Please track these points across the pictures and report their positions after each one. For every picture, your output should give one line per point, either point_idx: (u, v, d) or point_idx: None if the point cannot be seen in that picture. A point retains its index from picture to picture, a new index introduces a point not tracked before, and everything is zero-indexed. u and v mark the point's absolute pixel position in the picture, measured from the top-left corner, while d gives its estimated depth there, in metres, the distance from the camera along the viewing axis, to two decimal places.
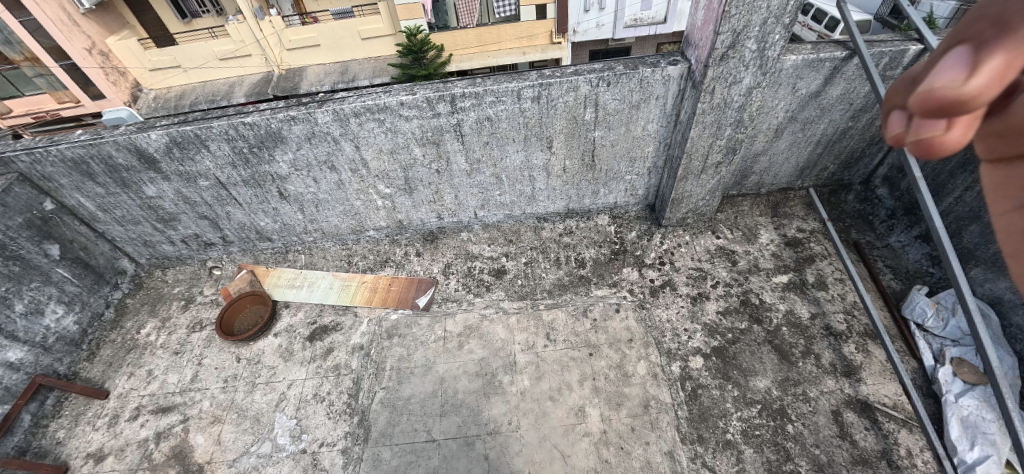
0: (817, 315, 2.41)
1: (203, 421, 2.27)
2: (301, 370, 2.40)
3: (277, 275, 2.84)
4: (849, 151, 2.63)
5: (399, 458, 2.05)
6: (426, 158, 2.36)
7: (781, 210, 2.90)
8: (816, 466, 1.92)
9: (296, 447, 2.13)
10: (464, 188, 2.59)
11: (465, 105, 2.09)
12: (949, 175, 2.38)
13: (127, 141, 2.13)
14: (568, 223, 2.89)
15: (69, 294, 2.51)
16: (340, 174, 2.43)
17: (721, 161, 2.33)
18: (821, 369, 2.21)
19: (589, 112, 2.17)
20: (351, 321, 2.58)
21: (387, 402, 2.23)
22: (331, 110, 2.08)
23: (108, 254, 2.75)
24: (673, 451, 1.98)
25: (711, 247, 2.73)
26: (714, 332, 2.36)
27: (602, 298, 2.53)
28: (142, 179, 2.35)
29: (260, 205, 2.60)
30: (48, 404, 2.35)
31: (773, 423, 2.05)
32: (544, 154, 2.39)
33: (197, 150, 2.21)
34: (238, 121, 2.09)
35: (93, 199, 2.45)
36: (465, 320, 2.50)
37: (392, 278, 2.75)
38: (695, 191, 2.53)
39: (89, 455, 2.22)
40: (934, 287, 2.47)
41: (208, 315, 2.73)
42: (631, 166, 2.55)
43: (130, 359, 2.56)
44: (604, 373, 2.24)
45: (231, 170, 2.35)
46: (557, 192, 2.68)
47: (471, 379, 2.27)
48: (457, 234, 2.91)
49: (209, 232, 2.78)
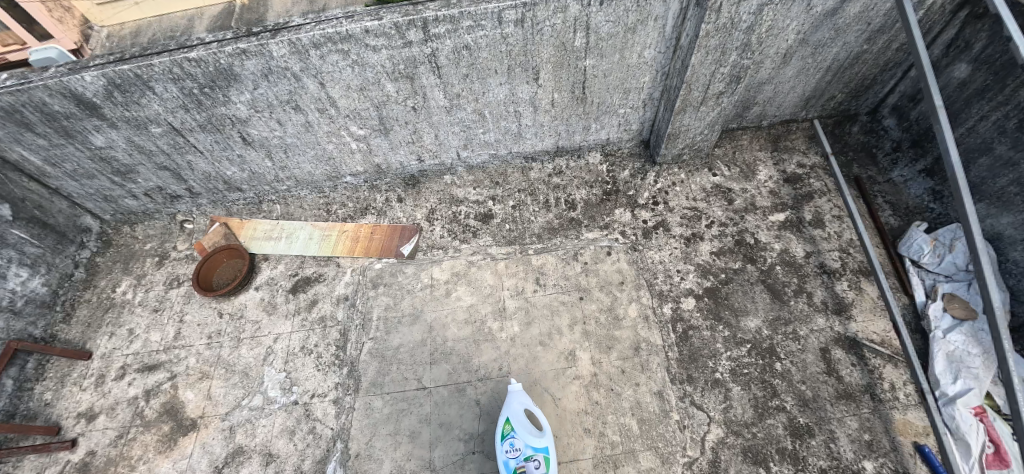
0: (812, 253, 2.35)
1: (191, 377, 2.25)
2: (286, 324, 2.34)
3: (252, 227, 2.70)
4: (859, 78, 2.42)
5: (392, 406, 2.06)
6: (401, 94, 2.13)
7: (782, 144, 2.74)
8: (801, 401, 1.98)
9: (287, 399, 2.13)
10: (445, 127, 2.38)
11: (439, 31, 1.83)
12: (964, 103, 2.22)
13: (59, 85, 1.87)
14: (557, 163, 2.72)
15: (31, 256, 2.34)
16: (307, 115, 2.20)
17: (724, 91, 2.14)
18: (813, 307, 2.20)
19: (580, 37, 1.92)
20: (334, 271, 2.49)
21: (375, 353, 2.20)
22: (285, 40, 1.80)
23: (68, 211, 2.56)
24: (662, 391, 2.02)
25: (707, 185, 2.60)
26: (707, 273, 2.31)
27: (594, 241, 2.44)
28: (86, 128, 2.11)
29: (223, 152, 2.39)
30: (30, 368, 2.29)
31: (761, 362, 2.07)
32: (530, 87, 2.17)
33: (141, 92, 1.96)
34: (181, 57, 1.82)
35: (37, 153, 2.21)
36: (452, 267, 2.42)
37: (374, 226, 2.62)
38: (694, 124, 2.35)
39: (80, 415, 2.20)
40: (933, 223, 2.39)
41: (184, 271, 2.62)
42: (625, 99, 2.34)
43: (110, 318, 2.48)
44: (595, 316, 2.22)
45: (184, 114, 2.11)
46: (546, 128, 2.48)
47: (461, 327, 2.24)
48: (441, 177, 2.74)
49: (173, 183, 2.58)
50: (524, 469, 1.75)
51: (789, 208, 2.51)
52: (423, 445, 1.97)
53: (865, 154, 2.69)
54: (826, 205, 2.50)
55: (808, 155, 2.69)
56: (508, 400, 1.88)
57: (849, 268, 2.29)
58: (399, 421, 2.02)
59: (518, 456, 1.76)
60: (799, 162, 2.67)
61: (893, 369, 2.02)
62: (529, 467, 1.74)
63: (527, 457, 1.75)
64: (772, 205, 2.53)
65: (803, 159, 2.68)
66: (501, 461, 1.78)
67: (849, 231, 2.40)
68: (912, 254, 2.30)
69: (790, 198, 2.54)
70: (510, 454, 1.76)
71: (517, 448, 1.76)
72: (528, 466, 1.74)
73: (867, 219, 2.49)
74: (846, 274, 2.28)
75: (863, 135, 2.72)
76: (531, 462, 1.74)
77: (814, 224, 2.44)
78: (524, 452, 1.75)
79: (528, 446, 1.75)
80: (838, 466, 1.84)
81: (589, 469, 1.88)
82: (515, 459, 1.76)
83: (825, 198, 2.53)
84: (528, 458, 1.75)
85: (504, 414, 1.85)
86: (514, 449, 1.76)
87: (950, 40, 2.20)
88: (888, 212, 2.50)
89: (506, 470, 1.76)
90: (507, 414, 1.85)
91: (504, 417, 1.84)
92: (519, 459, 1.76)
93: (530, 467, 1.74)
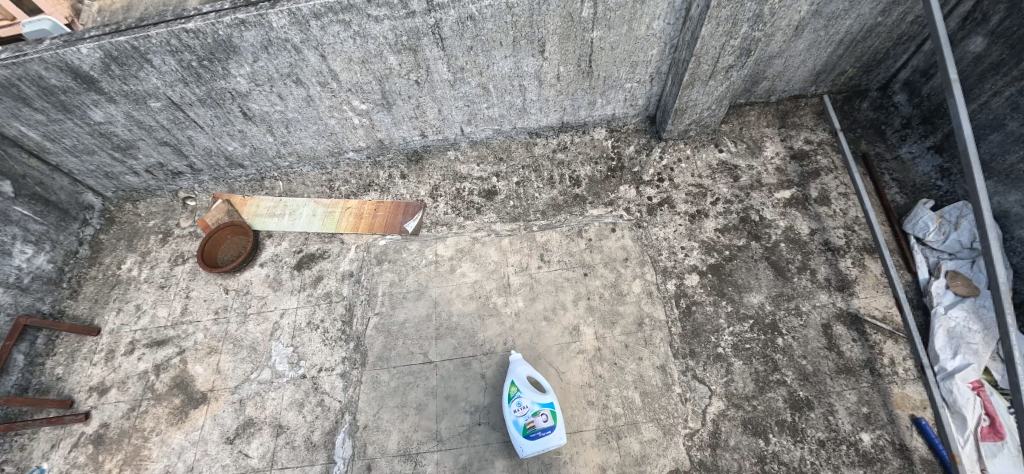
0: (817, 231, 2.34)
1: (200, 352, 2.28)
2: (292, 300, 2.36)
3: (255, 204, 2.69)
4: (872, 52, 2.36)
5: (398, 379, 2.10)
6: (403, 67, 2.09)
7: (790, 120, 2.69)
8: (802, 375, 2.00)
9: (295, 373, 2.16)
10: (449, 102, 2.35)
11: (443, 1, 1.76)
12: (978, 78, 2.17)
13: (54, 57, 1.83)
14: (562, 139, 2.69)
15: (35, 233, 2.34)
16: (308, 89, 2.16)
17: (733, 65, 2.10)
18: (816, 284, 2.21)
19: (588, 7, 1.86)
20: (339, 248, 2.49)
21: (382, 328, 2.23)
22: (285, 10, 1.74)
23: (69, 188, 2.55)
24: (665, 365, 2.05)
25: (713, 161, 2.58)
26: (711, 250, 2.31)
27: (598, 218, 2.44)
28: (84, 102, 2.08)
29: (223, 127, 2.36)
30: (40, 344, 2.31)
31: (763, 337, 2.09)
32: (536, 60, 2.12)
33: (139, 65, 1.92)
34: (178, 28, 1.77)
35: (35, 128, 2.18)
36: (457, 244, 2.42)
37: (377, 203, 2.61)
38: (702, 99, 2.31)
39: (92, 389, 2.24)
40: (940, 201, 2.37)
41: (189, 248, 2.62)
42: (632, 72, 2.29)
43: (116, 295, 2.50)
44: (600, 292, 2.23)
45: (183, 88, 2.07)
46: (551, 103, 2.44)
47: (466, 302, 2.26)
48: (444, 153, 2.71)
49: (174, 159, 2.56)
50: (534, 425, 1.83)
51: (795, 185, 2.49)
52: (430, 417, 2.01)
53: (874, 131, 2.65)
54: (832, 183, 2.48)
55: (816, 132, 2.65)
56: (510, 366, 2.00)
57: (854, 245, 2.29)
58: (406, 394, 2.06)
59: (526, 413, 1.85)
60: (806, 139, 2.64)
61: (893, 345, 2.04)
62: (538, 422, 1.84)
63: (535, 413, 1.85)
64: (778, 182, 2.51)
65: (811, 135, 2.64)
66: (511, 422, 1.86)
67: (855, 209, 2.39)
68: (918, 231, 2.28)
69: (796, 176, 2.52)
70: (518, 412, 1.86)
71: (524, 406, 1.86)
72: (538, 420, 1.84)
73: (874, 197, 2.47)
74: (850, 251, 2.28)
75: (873, 112, 2.67)
76: (540, 417, 1.84)
77: (820, 202, 2.42)
78: (532, 409, 1.86)
79: (534, 402, 1.86)
80: (836, 437, 1.88)
81: (593, 439, 1.93)
82: (524, 416, 1.85)
83: (831, 175, 2.50)
84: (535, 413, 1.85)
85: (508, 378, 1.96)
86: (522, 407, 1.86)
87: (968, 12, 2.14)
88: (895, 190, 2.47)
89: (516, 428, 1.84)
90: (510, 378, 1.96)
91: (508, 381, 1.95)
92: (528, 415, 1.85)
93: (538, 422, 1.84)
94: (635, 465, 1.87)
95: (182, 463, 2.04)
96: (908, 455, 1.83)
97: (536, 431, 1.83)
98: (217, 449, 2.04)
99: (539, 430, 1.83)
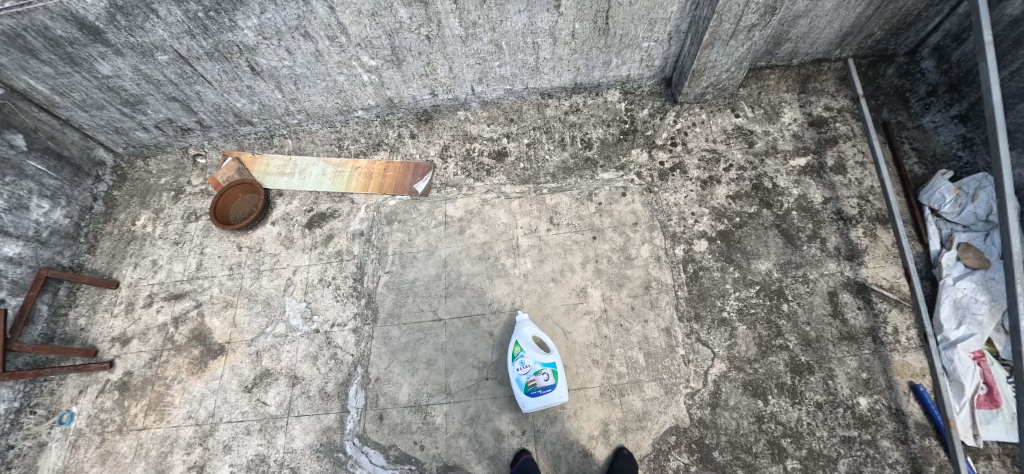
0: (830, 200, 2.31)
1: (216, 305, 2.35)
2: (304, 257, 2.39)
3: (265, 162, 2.70)
4: (903, 14, 2.24)
5: (409, 335, 2.16)
6: (414, 21, 2.02)
7: (810, 85, 2.61)
8: (804, 340, 2.04)
9: (309, 327, 2.23)
10: (460, 59, 2.29)
11: None
12: (1013, 43, 2.07)
13: (59, 6, 1.78)
14: (574, 100, 2.63)
15: (50, 188, 2.37)
16: (316, 43, 2.11)
17: (756, 25, 2.01)
18: (825, 252, 2.20)
19: None
20: (348, 207, 2.50)
21: (392, 286, 2.27)
22: None
23: (81, 144, 2.55)
24: (670, 327, 2.08)
25: (728, 126, 2.53)
26: (722, 217, 2.30)
27: (609, 182, 2.42)
28: (91, 55, 2.05)
29: (232, 83, 2.33)
30: (62, 295, 2.38)
31: (769, 303, 2.12)
32: (550, 16, 2.04)
33: (144, 16, 1.87)
34: None
35: (44, 81, 2.16)
36: (466, 205, 2.42)
37: (387, 163, 2.60)
38: (721, 61, 2.24)
39: (115, 339, 2.33)
40: (959, 173, 2.31)
41: (201, 205, 2.64)
42: (650, 31, 2.20)
43: (133, 250, 2.55)
44: (608, 256, 2.25)
45: (190, 41, 2.03)
46: (564, 62, 2.37)
47: (474, 262, 2.29)
48: (454, 113, 2.66)
49: (183, 116, 2.54)
50: (535, 383, 1.90)
51: (811, 153, 2.44)
52: (438, 372, 2.08)
53: (897, 98, 2.56)
54: (850, 151, 2.42)
55: (836, 98, 2.57)
56: (516, 326, 2.04)
57: (866, 215, 2.26)
58: (417, 349, 2.13)
59: (528, 372, 1.91)
60: (826, 105, 2.56)
61: (897, 314, 2.05)
62: (539, 380, 1.89)
63: (537, 372, 1.90)
64: (794, 149, 2.46)
65: (831, 102, 2.56)
66: (514, 379, 1.92)
67: (870, 179, 2.34)
68: (933, 202, 2.24)
69: (812, 143, 2.46)
70: (521, 371, 1.92)
71: (527, 365, 1.92)
72: (539, 379, 1.90)
73: (891, 167, 2.41)
74: (863, 221, 2.25)
75: (898, 78, 2.57)
76: (542, 376, 1.90)
77: (836, 171, 2.38)
78: (534, 368, 1.91)
79: (536, 362, 1.91)
80: (834, 400, 1.93)
81: (596, 396, 1.99)
82: (526, 374, 1.91)
83: (849, 144, 2.45)
84: (537, 373, 1.90)
85: (513, 338, 2.01)
86: (525, 366, 1.92)
87: None
88: (913, 161, 2.41)
89: (518, 385, 1.91)
90: (515, 337, 2.01)
91: (512, 341, 2.00)
92: (530, 374, 1.91)
93: (540, 381, 1.90)
94: (635, 420, 1.94)
95: (203, 408, 2.14)
96: (902, 420, 1.87)
97: (537, 389, 1.90)
98: (236, 397, 2.14)
99: (540, 388, 1.89)
